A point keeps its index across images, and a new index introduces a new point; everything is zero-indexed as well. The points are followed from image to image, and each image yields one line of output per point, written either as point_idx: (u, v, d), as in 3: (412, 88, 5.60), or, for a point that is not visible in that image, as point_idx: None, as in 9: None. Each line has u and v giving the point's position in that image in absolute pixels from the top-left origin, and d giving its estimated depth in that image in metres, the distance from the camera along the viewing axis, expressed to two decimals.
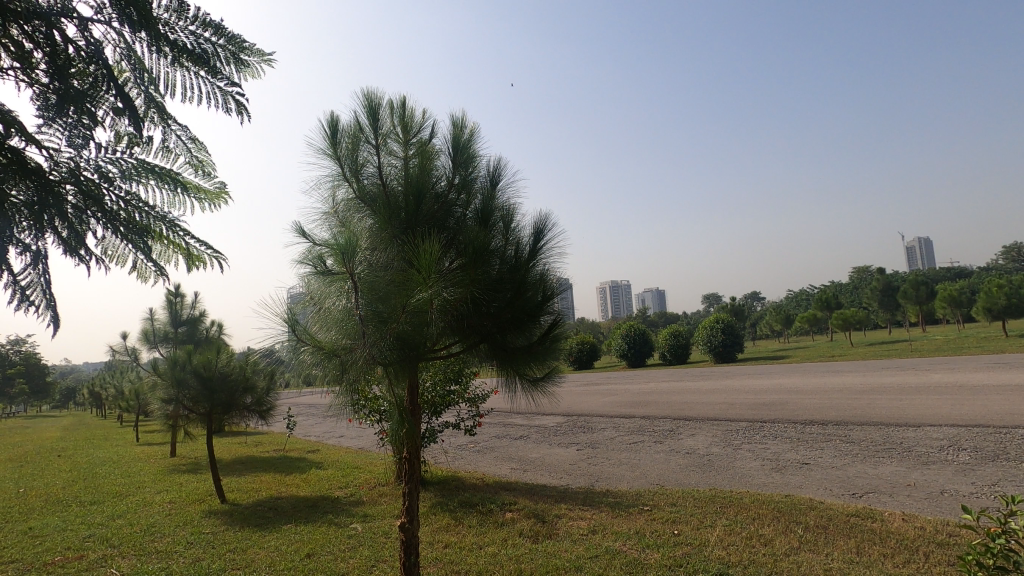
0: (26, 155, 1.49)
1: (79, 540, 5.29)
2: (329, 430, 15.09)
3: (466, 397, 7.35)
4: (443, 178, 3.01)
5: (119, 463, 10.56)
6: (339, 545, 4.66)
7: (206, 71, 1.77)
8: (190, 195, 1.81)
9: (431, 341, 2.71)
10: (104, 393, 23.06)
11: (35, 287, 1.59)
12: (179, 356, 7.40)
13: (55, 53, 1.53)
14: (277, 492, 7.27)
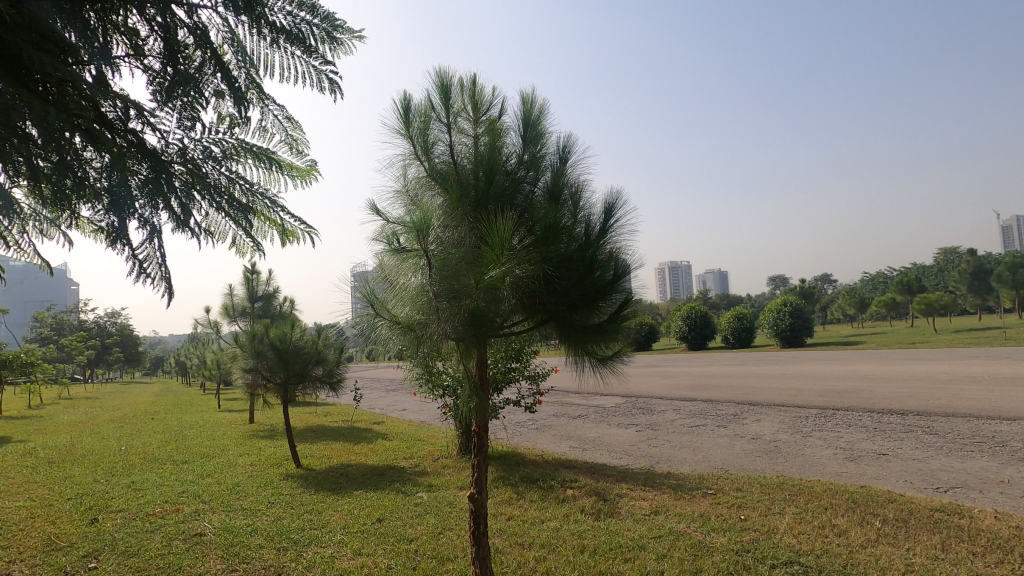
0: (143, 138, 1.54)
1: (175, 495, 5.79)
2: (392, 403, 15.68)
3: (527, 375, 7.42)
4: (512, 155, 2.99)
5: (205, 427, 11.44)
6: (407, 512, 4.87)
7: (302, 52, 1.80)
8: (283, 172, 1.87)
9: (501, 318, 2.75)
10: (190, 363, 25.03)
11: (152, 260, 1.63)
12: (257, 330, 7.85)
13: (168, 40, 1.57)
14: (347, 460, 7.65)
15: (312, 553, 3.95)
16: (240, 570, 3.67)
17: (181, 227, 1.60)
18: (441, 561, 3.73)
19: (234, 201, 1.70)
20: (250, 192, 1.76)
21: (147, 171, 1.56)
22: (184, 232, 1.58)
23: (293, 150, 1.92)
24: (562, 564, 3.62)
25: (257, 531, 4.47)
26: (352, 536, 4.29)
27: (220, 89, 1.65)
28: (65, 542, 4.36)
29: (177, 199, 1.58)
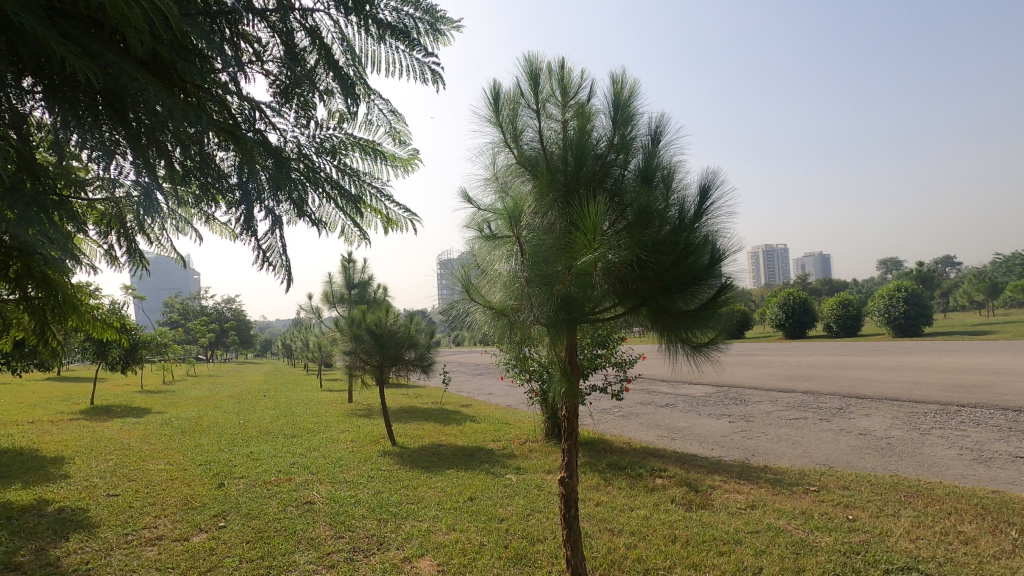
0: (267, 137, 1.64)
1: (287, 466, 6.33)
2: (479, 387, 16.10)
3: (613, 362, 7.33)
4: (602, 139, 2.94)
5: (310, 404, 12.38)
6: (497, 493, 5.01)
7: (406, 46, 1.85)
8: (387, 164, 1.95)
9: (593, 304, 2.73)
10: (296, 345, 27.12)
11: (274, 249, 1.74)
12: (356, 315, 8.32)
13: (288, 43, 1.65)
14: (438, 440, 7.97)
15: (409, 525, 4.18)
16: (346, 536, 3.96)
17: (300, 218, 1.69)
18: (531, 541, 3.81)
19: (344, 193, 1.78)
20: (360, 183, 1.84)
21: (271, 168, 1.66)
22: (302, 222, 1.68)
23: (397, 142, 1.97)
24: (653, 552, 3.57)
25: (359, 502, 4.79)
26: (446, 512, 4.49)
27: (333, 87, 1.71)
28: (198, 502, 4.92)
29: (296, 192, 1.68)
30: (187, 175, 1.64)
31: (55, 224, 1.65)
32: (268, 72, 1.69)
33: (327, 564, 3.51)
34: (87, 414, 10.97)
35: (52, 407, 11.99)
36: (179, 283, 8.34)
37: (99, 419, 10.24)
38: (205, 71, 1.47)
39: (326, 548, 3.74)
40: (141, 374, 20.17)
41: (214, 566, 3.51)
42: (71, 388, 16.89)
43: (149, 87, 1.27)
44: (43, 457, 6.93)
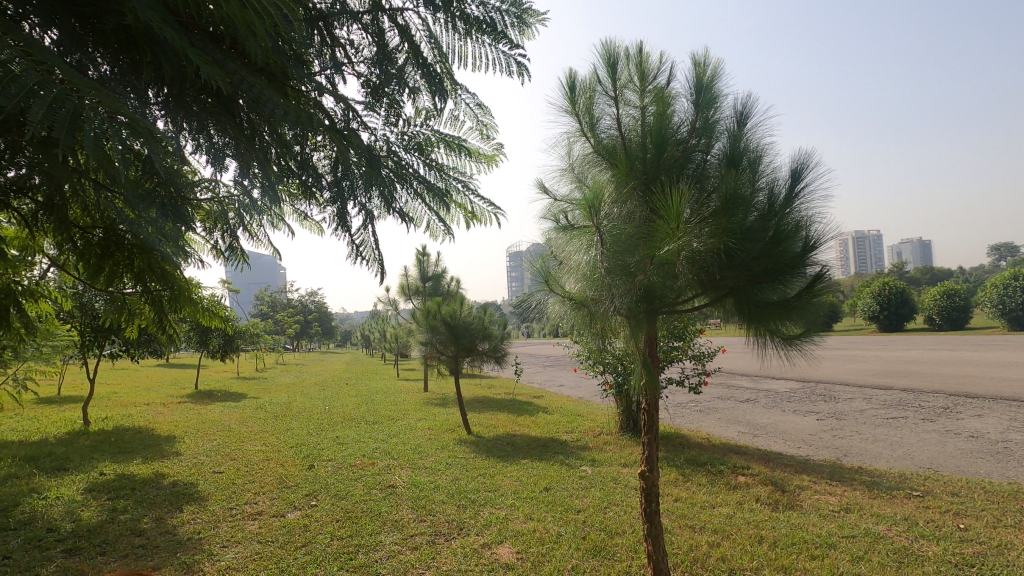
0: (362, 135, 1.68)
1: (370, 450, 6.64)
2: (551, 379, 16.15)
3: (691, 355, 7.10)
4: (683, 124, 2.83)
5: (389, 393, 12.91)
6: (573, 484, 5.01)
7: (492, 40, 1.85)
8: (471, 158, 1.95)
9: (676, 294, 2.65)
10: (373, 335, 28.35)
11: (367, 243, 1.78)
12: (432, 307, 8.54)
13: (380, 43, 1.67)
14: (512, 430, 8.07)
15: (488, 513, 4.26)
16: (428, 520, 4.10)
17: (392, 212, 1.72)
18: (609, 534, 3.79)
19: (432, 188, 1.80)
20: (447, 177, 1.86)
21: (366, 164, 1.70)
22: (394, 216, 1.71)
23: (483, 136, 1.96)
24: (739, 552, 3.44)
25: (439, 488, 4.96)
26: (523, 501, 4.54)
27: (422, 84, 1.73)
28: (292, 481, 5.27)
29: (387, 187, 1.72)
30: (287, 174, 1.73)
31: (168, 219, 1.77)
32: (360, 73, 1.73)
33: (411, 546, 3.65)
34: (193, 398, 12.04)
35: (164, 391, 13.25)
36: (268, 278, 8.90)
37: (204, 403, 11.21)
38: (310, 75, 1.53)
39: (410, 531, 3.89)
40: (237, 362, 21.86)
41: (308, 542, 3.73)
42: (178, 374, 18.62)
43: (266, 92, 1.35)
44: (158, 435, 7.69)
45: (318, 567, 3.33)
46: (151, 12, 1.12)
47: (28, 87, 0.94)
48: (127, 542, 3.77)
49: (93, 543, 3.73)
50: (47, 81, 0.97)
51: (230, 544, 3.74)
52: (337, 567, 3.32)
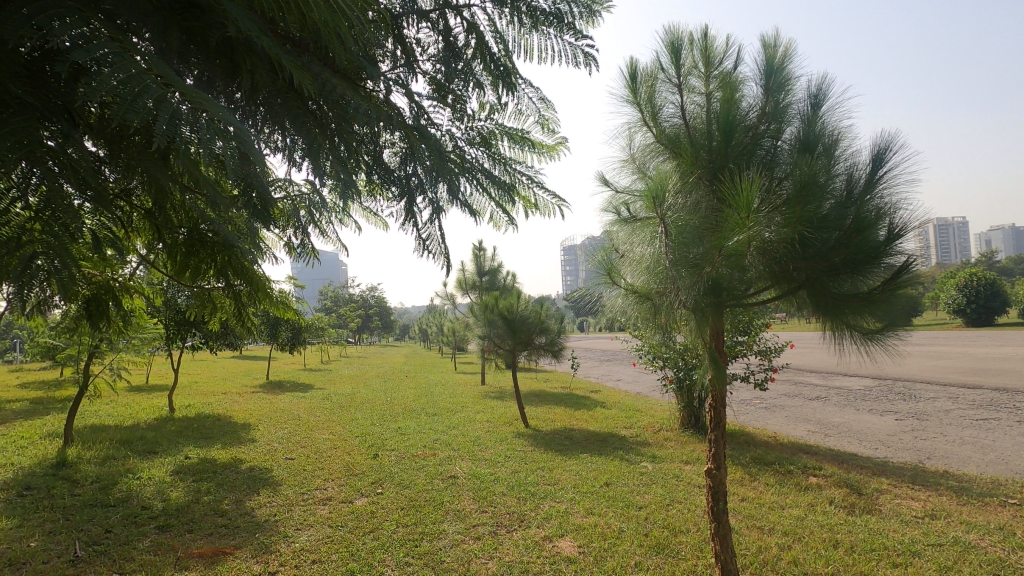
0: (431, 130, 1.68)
1: (431, 441, 6.80)
2: (608, 373, 15.98)
3: (756, 350, 6.83)
4: (752, 109, 2.71)
5: (447, 385, 13.18)
6: (633, 480, 4.94)
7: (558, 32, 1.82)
8: (535, 151, 1.93)
9: (747, 286, 2.55)
10: (430, 328, 29.06)
11: (433, 238, 1.78)
12: (489, 301, 8.63)
13: (449, 41, 1.67)
14: (569, 424, 8.05)
15: (548, 506, 4.28)
16: (489, 511, 4.16)
17: (459, 206, 1.71)
18: (672, 532, 3.72)
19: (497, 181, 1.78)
20: (512, 170, 1.84)
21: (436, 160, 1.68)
22: (461, 210, 1.70)
23: (547, 129, 1.94)
24: (812, 556, 3.30)
25: (499, 480, 5.02)
26: (583, 496, 4.52)
27: (488, 80, 1.73)
28: (358, 469, 5.48)
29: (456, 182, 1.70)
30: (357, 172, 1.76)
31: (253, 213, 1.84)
32: (426, 71, 1.74)
33: (473, 535, 3.71)
34: (265, 388, 12.73)
35: (239, 381, 14.07)
36: (332, 273, 9.26)
37: (275, 393, 11.81)
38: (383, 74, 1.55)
39: (472, 521, 3.96)
40: (304, 354, 22.90)
41: (376, 528, 3.87)
42: (251, 365, 19.73)
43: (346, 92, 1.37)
44: (236, 422, 8.19)
45: (385, 552, 3.45)
46: (247, 20, 1.15)
47: (148, 98, 0.96)
48: (211, 522, 4.04)
49: (182, 521, 4.02)
50: (162, 91, 0.99)
51: (304, 526, 3.93)
52: (403, 554, 3.43)
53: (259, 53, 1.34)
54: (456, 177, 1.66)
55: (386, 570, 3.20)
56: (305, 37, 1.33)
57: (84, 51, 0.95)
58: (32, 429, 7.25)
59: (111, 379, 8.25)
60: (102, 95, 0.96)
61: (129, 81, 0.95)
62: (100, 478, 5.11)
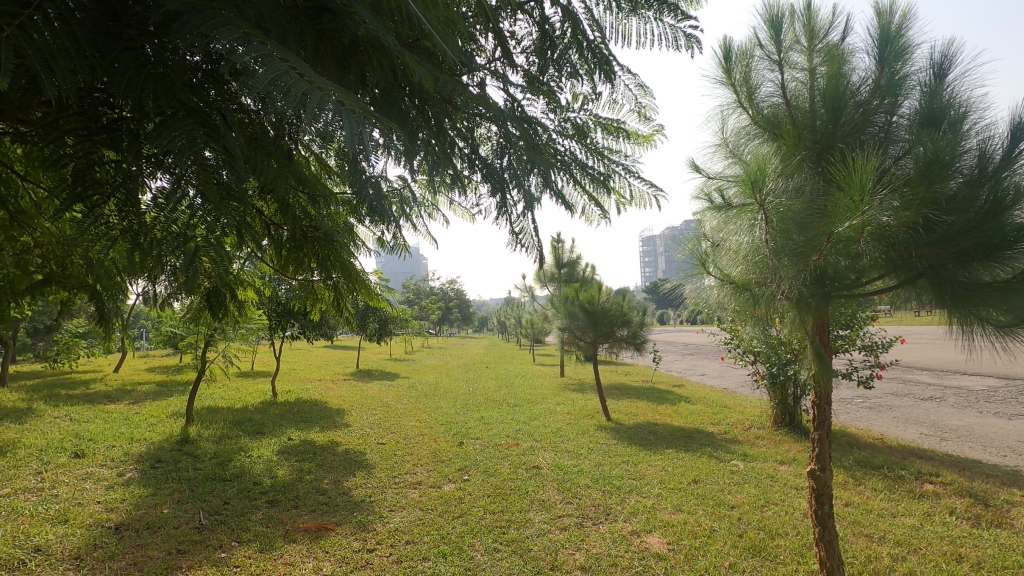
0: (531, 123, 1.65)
1: (514, 431, 6.89)
2: (692, 368, 15.44)
3: (860, 345, 6.32)
4: (862, 83, 2.49)
5: (527, 377, 13.31)
6: (724, 478, 4.75)
7: (657, 15, 1.73)
8: (629, 140, 1.88)
9: (858, 273, 2.37)
10: (509, 320, 29.45)
11: (526, 231, 1.78)
12: (569, 293, 8.60)
13: (545, 32, 1.64)
14: (653, 418, 7.88)
15: (635, 500, 4.21)
16: (574, 503, 4.16)
17: (555, 198, 1.68)
18: (769, 534, 3.55)
19: (592, 172, 1.73)
20: (606, 161, 1.79)
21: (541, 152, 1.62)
22: (557, 202, 1.67)
23: (643, 117, 1.87)
24: (931, 570, 3.02)
25: (583, 472, 5.00)
26: (670, 492, 4.40)
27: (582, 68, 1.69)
28: (445, 456, 5.66)
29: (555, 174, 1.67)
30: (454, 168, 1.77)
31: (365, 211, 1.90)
32: (520, 64, 1.73)
33: (559, 526, 3.73)
34: (356, 375, 13.50)
35: (332, 369, 14.98)
36: (417, 267, 9.60)
37: (365, 380, 12.47)
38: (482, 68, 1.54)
39: (558, 511, 3.98)
40: (389, 344, 23.95)
41: (464, 513, 3.98)
42: (341, 354, 20.96)
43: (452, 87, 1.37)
44: (331, 408, 8.73)
45: (475, 538, 3.54)
46: (375, 20, 1.11)
47: (299, 93, 0.88)
48: (314, 499, 4.33)
49: (288, 497, 4.34)
50: (312, 89, 0.92)
51: (397, 508, 4.12)
52: (491, 540, 3.50)
53: (367, 55, 1.36)
54: (551, 169, 1.64)
55: (475, 555, 3.29)
56: (413, 35, 1.33)
57: (241, 53, 0.89)
58: (160, 408, 8.12)
59: (224, 365, 9.06)
60: (257, 96, 0.90)
61: (281, 79, 0.88)
62: (217, 454, 5.63)
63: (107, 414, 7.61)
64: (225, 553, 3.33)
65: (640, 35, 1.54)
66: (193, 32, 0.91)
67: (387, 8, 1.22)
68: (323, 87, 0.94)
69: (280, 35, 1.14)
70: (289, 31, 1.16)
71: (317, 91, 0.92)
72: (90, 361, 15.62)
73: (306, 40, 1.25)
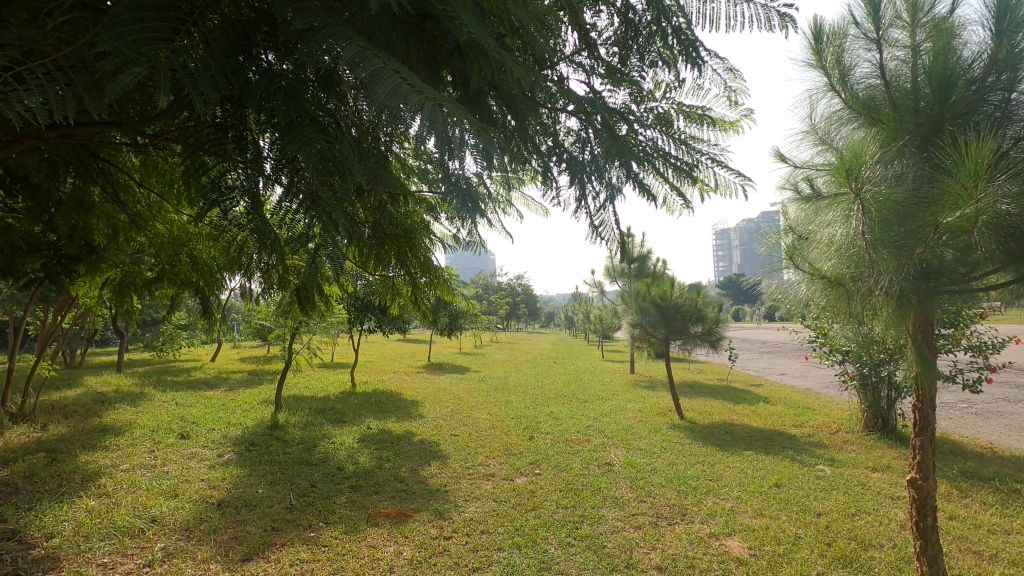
0: (612, 115, 1.63)
1: (584, 427, 6.86)
2: (771, 367, 14.75)
3: (967, 345, 5.78)
4: (977, 57, 2.26)
5: (596, 373, 13.18)
6: (809, 483, 4.51)
7: None
8: (714, 129, 1.81)
9: (971, 267, 2.18)
10: (577, 315, 29.29)
11: (608, 224, 1.77)
12: (641, 288, 8.44)
13: (628, 22, 1.61)
14: (729, 418, 7.59)
15: (712, 502, 4.09)
16: (648, 502, 4.09)
17: (638, 192, 1.66)
18: (862, 545, 3.34)
19: (675, 163, 1.69)
20: (691, 150, 1.73)
21: (624, 145, 1.61)
22: (640, 194, 1.65)
23: (730, 104, 1.79)
24: None
25: (656, 470, 4.90)
26: (750, 495, 4.24)
27: (667, 55, 1.65)
28: (517, 449, 5.73)
29: (637, 167, 1.65)
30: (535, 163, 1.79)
31: (451, 208, 1.95)
32: (601, 55, 1.72)
33: (633, 524, 3.68)
34: (428, 368, 13.88)
35: (406, 362, 15.50)
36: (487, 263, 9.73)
37: (437, 373, 12.81)
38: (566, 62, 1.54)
39: (631, 510, 3.93)
40: (459, 338, 24.45)
41: (537, 506, 4.02)
42: (413, 347, 21.62)
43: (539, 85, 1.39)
44: (406, 399, 9.03)
45: (548, 531, 3.57)
46: (476, 25, 1.14)
47: (415, 103, 0.93)
48: (393, 486, 4.51)
49: (369, 483, 4.55)
50: (421, 97, 0.95)
51: (471, 498, 4.22)
52: (564, 534, 3.52)
53: (459, 59, 1.40)
54: (633, 161, 1.62)
55: (549, 548, 3.32)
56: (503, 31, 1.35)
57: (359, 67, 0.95)
58: (252, 395, 8.74)
59: (308, 356, 9.61)
60: (375, 106, 0.94)
61: (396, 90, 0.92)
62: (304, 440, 5.99)
63: (207, 400, 8.28)
64: (314, 532, 3.54)
65: (729, 18, 1.47)
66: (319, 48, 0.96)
67: (489, 10, 1.24)
68: (427, 92, 0.98)
69: (388, 44, 1.20)
70: (394, 39, 1.22)
71: (426, 99, 0.96)
72: (191, 351, 17.04)
73: (410, 45, 1.30)
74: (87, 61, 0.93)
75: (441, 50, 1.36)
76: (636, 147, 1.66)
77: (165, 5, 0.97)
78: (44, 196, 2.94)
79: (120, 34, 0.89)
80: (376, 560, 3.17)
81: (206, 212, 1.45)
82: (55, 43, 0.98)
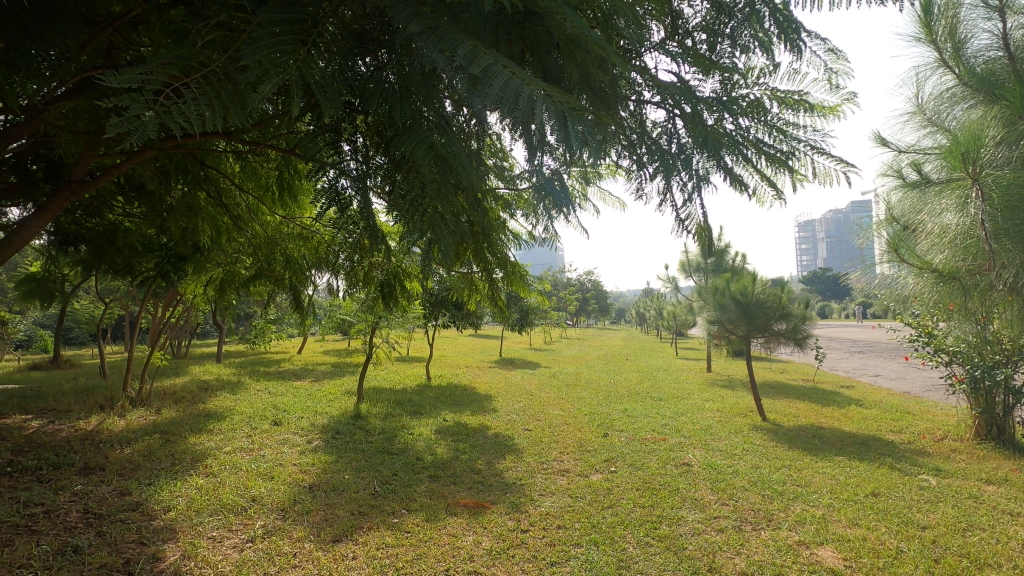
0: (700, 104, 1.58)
1: (660, 426, 6.70)
2: (864, 367, 13.75)
3: None
4: None
5: (670, 371, 12.83)
6: (912, 494, 4.17)
7: None
8: (813, 115, 1.70)
9: None
10: (649, 312, 28.61)
11: (693, 218, 1.72)
12: (720, 284, 8.13)
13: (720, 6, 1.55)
14: (817, 421, 7.16)
15: (800, 509, 3.87)
16: (730, 505, 3.94)
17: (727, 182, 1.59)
18: (976, 563, 3.05)
19: (768, 152, 1.60)
20: (788, 138, 1.63)
21: (713, 134, 1.55)
22: (728, 185, 1.58)
23: (831, 86, 1.68)
24: None
25: (738, 473, 4.71)
26: (843, 503, 3.98)
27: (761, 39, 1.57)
28: (590, 446, 5.70)
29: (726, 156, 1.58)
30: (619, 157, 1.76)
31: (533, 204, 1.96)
32: (692, 42, 1.66)
33: (715, 527, 3.56)
34: (499, 363, 14.04)
35: (477, 357, 15.77)
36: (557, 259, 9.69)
37: (508, 369, 12.94)
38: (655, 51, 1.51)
39: (713, 512, 3.80)
40: (529, 335, 24.54)
41: (613, 504, 3.98)
42: (484, 342, 21.92)
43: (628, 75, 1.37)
44: (479, 393, 9.20)
45: (625, 529, 3.53)
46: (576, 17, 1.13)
47: (522, 97, 0.94)
48: (469, 477, 4.61)
49: (447, 473, 4.69)
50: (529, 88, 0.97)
51: (546, 493, 4.24)
52: (642, 534, 3.46)
53: (556, 55, 1.40)
54: (722, 150, 1.56)
55: (628, 547, 3.27)
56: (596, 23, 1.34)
57: (468, 63, 0.97)
58: (336, 386, 9.22)
59: (386, 350, 10.00)
60: (489, 103, 0.96)
61: (505, 83, 0.94)
62: (384, 430, 6.25)
63: (295, 390, 8.83)
64: (397, 518, 3.70)
65: None
66: (434, 47, 0.99)
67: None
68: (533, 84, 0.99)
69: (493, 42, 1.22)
70: (498, 37, 1.24)
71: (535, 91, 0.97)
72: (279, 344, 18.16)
73: (513, 44, 1.32)
74: (233, 75, 1.02)
75: (540, 46, 1.37)
76: (726, 136, 1.59)
77: (294, 18, 1.05)
78: (158, 201, 3.26)
79: (260, 47, 0.98)
80: (456, 548, 3.26)
81: (317, 212, 1.55)
82: (203, 60, 1.08)
